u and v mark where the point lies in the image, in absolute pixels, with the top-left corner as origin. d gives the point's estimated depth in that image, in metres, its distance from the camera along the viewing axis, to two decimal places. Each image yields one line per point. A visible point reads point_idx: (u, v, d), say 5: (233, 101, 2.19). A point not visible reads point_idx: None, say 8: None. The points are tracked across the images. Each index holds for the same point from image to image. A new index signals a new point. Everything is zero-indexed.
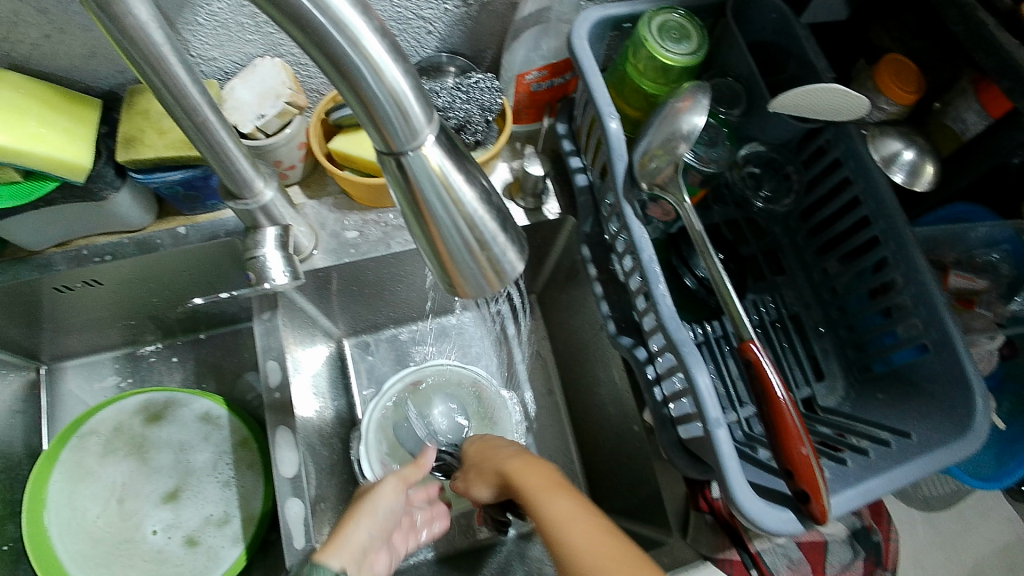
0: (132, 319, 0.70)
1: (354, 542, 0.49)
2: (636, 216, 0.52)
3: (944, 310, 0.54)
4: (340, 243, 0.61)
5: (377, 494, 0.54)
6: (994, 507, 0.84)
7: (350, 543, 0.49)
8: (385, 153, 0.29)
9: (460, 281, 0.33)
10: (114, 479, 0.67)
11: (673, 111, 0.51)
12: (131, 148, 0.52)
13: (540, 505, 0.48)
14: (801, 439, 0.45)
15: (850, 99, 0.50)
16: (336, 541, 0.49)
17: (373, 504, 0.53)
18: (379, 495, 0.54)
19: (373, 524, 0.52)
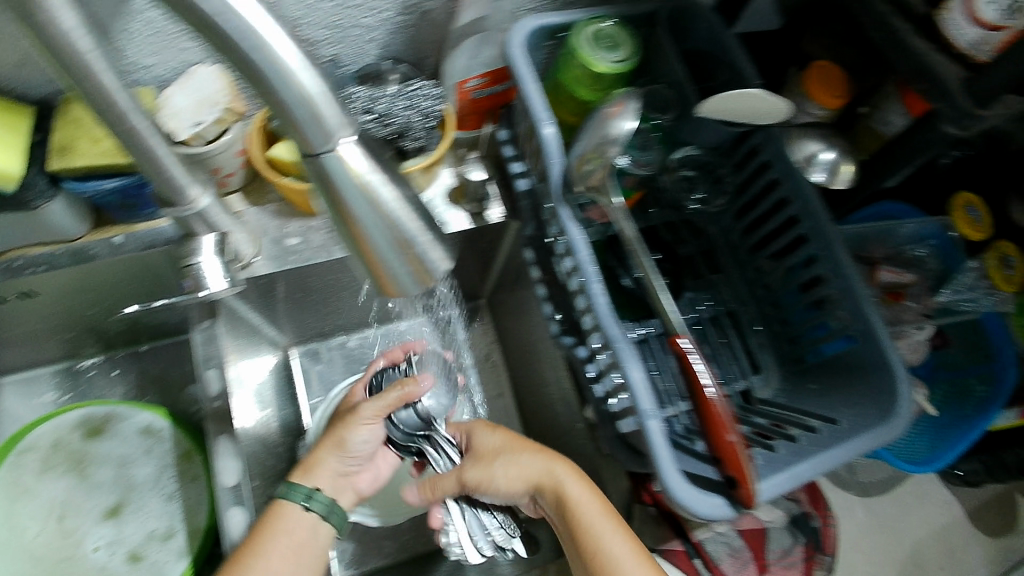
0: (70, 332, 0.69)
1: (324, 468, 0.56)
2: (572, 220, 0.54)
3: (866, 302, 0.57)
4: (282, 250, 0.61)
5: (352, 425, 0.57)
6: (929, 490, 0.88)
7: (322, 471, 0.56)
8: (305, 156, 0.30)
9: (388, 281, 0.34)
10: (53, 496, 0.65)
11: (605, 116, 0.52)
12: (64, 156, 0.51)
13: (599, 537, 0.54)
14: (729, 428, 0.48)
15: (772, 104, 0.54)
16: (308, 465, 0.56)
17: (349, 436, 0.56)
18: (355, 427, 0.56)
19: (344, 456, 0.57)
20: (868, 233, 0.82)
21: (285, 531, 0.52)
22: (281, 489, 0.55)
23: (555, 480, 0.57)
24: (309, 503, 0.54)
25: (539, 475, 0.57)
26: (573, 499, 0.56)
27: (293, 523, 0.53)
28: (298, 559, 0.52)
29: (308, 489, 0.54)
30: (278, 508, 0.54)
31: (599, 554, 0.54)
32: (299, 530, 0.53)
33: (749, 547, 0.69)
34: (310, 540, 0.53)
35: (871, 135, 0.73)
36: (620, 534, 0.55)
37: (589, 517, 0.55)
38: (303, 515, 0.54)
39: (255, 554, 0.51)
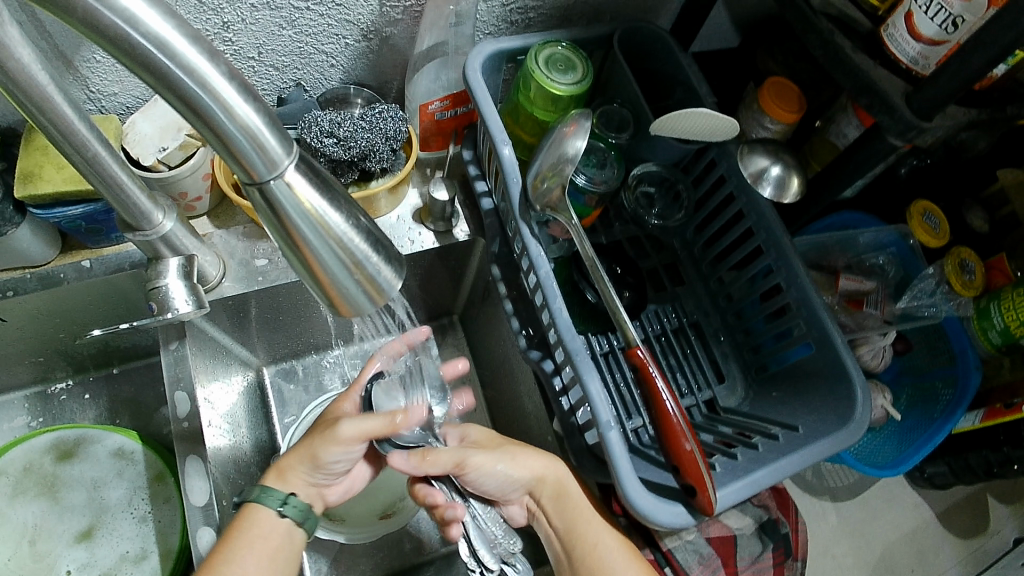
0: (39, 356, 0.69)
1: (296, 477, 0.54)
2: (533, 236, 0.55)
3: (821, 309, 0.59)
4: (249, 271, 0.62)
5: (328, 442, 0.53)
6: (899, 493, 0.90)
7: (294, 478, 0.53)
8: (249, 184, 0.31)
9: (343, 301, 0.34)
10: (25, 521, 0.65)
11: (560, 135, 0.56)
12: (29, 183, 0.52)
13: (594, 530, 0.59)
14: (685, 436, 0.50)
15: (721, 121, 0.56)
16: (280, 470, 0.54)
17: (324, 452, 0.53)
18: (331, 446, 0.53)
19: (315, 467, 0.53)
20: (828, 242, 0.84)
21: (259, 535, 0.50)
22: (254, 492, 0.52)
23: (555, 474, 0.60)
24: (284, 508, 0.51)
25: (541, 470, 0.59)
26: (571, 493, 0.59)
27: (268, 528, 0.51)
28: (274, 565, 0.49)
29: (284, 494, 0.52)
30: (250, 512, 0.51)
31: (596, 546, 0.58)
32: (273, 536, 0.51)
33: (719, 555, 0.68)
34: (285, 544, 0.51)
35: (826, 148, 0.73)
36: (608, 528, 0.59)
37: (584, 510, 0.59)
38: (277, 520, 0.51)
39: (227, 562, 0.48)
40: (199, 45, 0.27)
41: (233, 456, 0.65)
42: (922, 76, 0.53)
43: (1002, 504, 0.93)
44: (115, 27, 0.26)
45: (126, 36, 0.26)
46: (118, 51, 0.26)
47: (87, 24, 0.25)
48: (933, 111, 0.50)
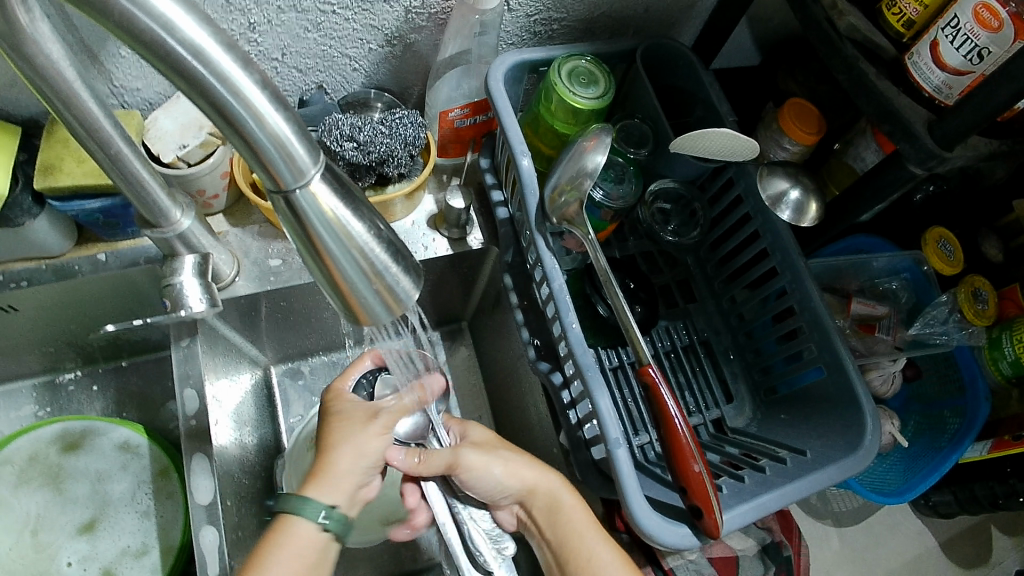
0: (50, 346, 0.69)
1: (344, 480, 0.52)
2: (548, 249, 0.55)
3: (834, 333, 0.59)
4: (263, 270, 0.62)
5: (367, 433, 0.54)
6: (903, 521, 0.89)
7: (341, 482, 0.51)
8: (274, 192, 0.31)
9: (360, 309, 0.34)
10: (29, 510, 0.65)
11: (580, 149, 0.55)
12: (48, 176, 0.52)
13: (590, 546, 0.57)
14: (694, 457, 0.50)
15: (741, 142, 0.56)
16: (322, 476, 0.51)
17: (365, 445, 0.53)
18: (371, 435, 0.54)
19: (363, 465, 0.53)
20: (842, 266, 0.84)
21: (296, 552, 0.48)
22: (294, 501, 0.49)
23: (546, 487, 0.59)
24: (325, 522, 0.49)
25: (534, 479, 0.59)
26: (563, 508, 0.58)
27: (305, 543, 0.48)
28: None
29: (325, 505, 0.50)
30: (288, 524, 0.48)
31: (590, 562, 0.56)
32: (309, 550, 0.48)
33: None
34: (319, 560, 0.49)
35: (843, 171, 0.72)
36: (608, 544, 0.58)
37: (578, 524, 0.58)
38: (315, 533, 0.49)
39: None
40: (234, 54, 0.27)
41: (239, 455, 0.65)
42: (946, 106, 0.53)
43: (1006, 535, 0.92)
44: (151, 32, 0.26)
45: (161, 41, 0.26)
46: (152, 55, 0.27)
47: (122, 27, 0.26)
48: (954, 141, 0.50)
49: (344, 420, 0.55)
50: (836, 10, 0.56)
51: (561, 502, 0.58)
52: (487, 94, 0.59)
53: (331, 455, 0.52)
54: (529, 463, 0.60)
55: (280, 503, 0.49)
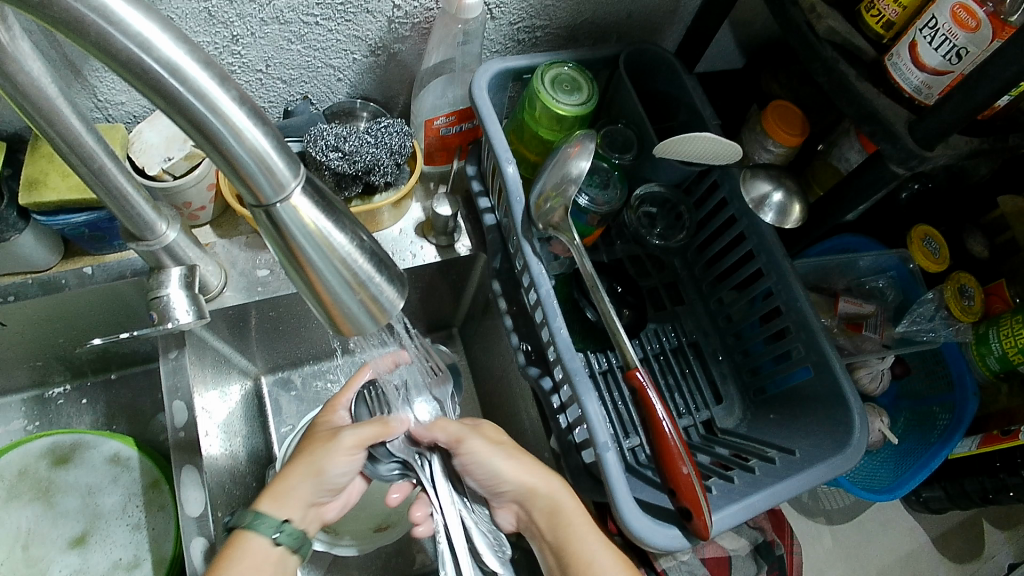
0: (38, 361, 0.69)
1: (298, 496, 0.54)
2: (535, 254, 0.55)
3: (819, 333, 0.59)
4: (250, 281, 0.62)
5: (332, 454, 0.55)
6: (895, 517, 0.90)
7: (294, 500, 0.53)
8: (255, 205, 0.31)
9: (345, 320, 0.35)
10: (19, 526, 0.65)
11: (564, 156, 0.56)
12: (33, 191, 0.52)
13: (590, 550, 0.56)
14: (682, 460, 0.50)
15: (724, 147, 0.57)
16: (279, 491, 0.53)
17: (326, 464, 0.55)
18: (336, 457, 0.55)
19: (320, 484, 0.55)
20: (831, 265, 0.85)
21: (253, 563, 0.49)
22: (248, 517, 0.51)
23: (548, 487, 0.58)
24: (279, 536, 0.51)
25: (536, 479, 0.58)
26: (563, 510, 0.57)
27: (260, 557, 0.50)
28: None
29: (279, 520, 0.52)
30: (243, 538, 0.50)
31: (589, 566, 0.55)
32: (264, 563, 0.50)
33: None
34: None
35: (828, 172, 0.73)
36: (608, 549, 0.57)
37: (578, 527, 0.57)
38: (269, 548, 0.51)
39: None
40: (211, 70, 0.28)
41: (230, 466, 0.65)
42: (925, 106, 0.54)
43: (997, 529, 0.93)
44: (128, 51, 0.26)
45: (138, 60, 0.26)
46: (130, 73, 0.27)
47: (99, 46, 0.26)
48: (935, 141, 0.51)
49: (319, 442, 0.56)
50: (815, 14, 0.57)
51: (560, 505, 0.58)
52: (471, 102, 0.59)
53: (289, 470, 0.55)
54: (531, 464, 0.59)
55: (235, 520, 0.52)
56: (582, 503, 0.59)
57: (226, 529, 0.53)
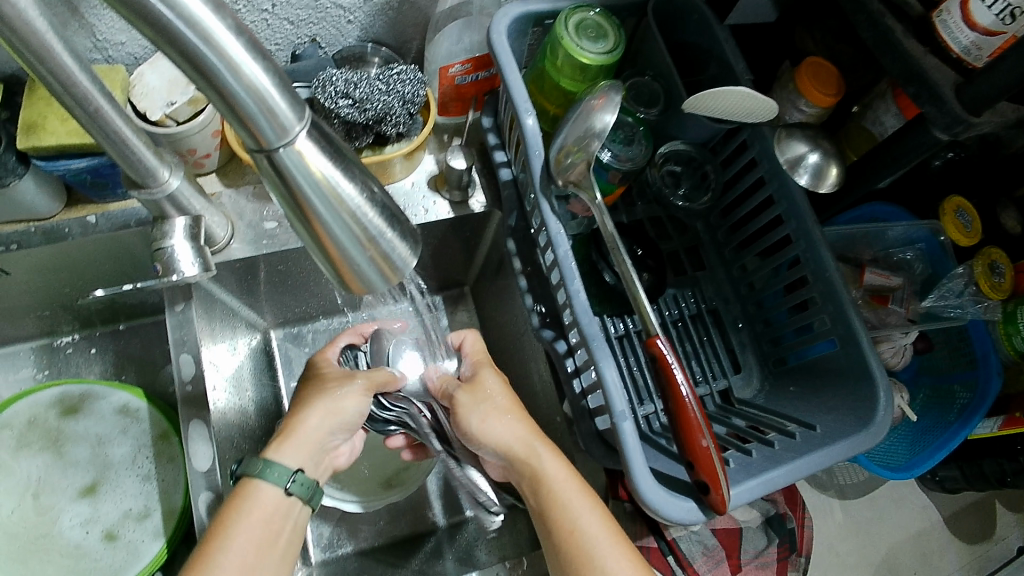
0: (45, 310, 0.68)
1: (312, 439, 0.54)
2: (553, 212, 0.53)
3: (847, 305, 0.57)
4: (257, 233, 0.60)
5: (346, 393, 0.56)
6: (909, 496, 0.87)
7: (307, 441, 0.53)
8: (256, 150, 0.29)
9: (354, 277, 0.33)
10: (29, 474, 0.65)
11: (588, 108, 0.53)
12: (31, 134, 0.50)
13: (575, 514, 0.52)
14: (702, 432, 0.48)
15: (756, 100, 0.53)
16: (288, 436, 0.53)
17: (341, 404, 0.56)
18: (351, 394, 0.57)
19: (336, 423, 0.56)
20: (857, 235, 0.82)
21: (261, 515, 0.49)
22: (256, 466, 0.51)
23: (529, 453, 0.55)
24: (291, 486, 0.51)
25: (517, 442, 0.56)
26: (547, 472, 0.54)
27: (271, 506, 0.50)
28: (270, 549, 0.48)
29: (290, 470, 0.51)
30: (252, 488, 0.50)
31: (574, 531, 0.51)
32: (271, 514, 0.49)
33: (723, 547, 0.67)
34: (286, 525, 0.50)
35: (863, 136, 0.69)
36: (596, 513, 0.52)
37: (564, 491, 0.53)
38: (281, 497, 0.50)
39: (223, 543, 0.46)
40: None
41: (240, 419, 0.64)
42: (974, 69, 0.49)
43: (1009, 511, 0.91)
44: None
45: None
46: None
47: None
48: (983, 107, 0.47)
49: (324, 386, 0.57)
50: None
51: (543, 469, 0.54)
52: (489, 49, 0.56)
53: (301, 413, 0.54)
54: (516, 426, 0.57)
55: (243, 468, 0.51)
56: (569, 469, 0.55)
57: (235, 475, 0.52)
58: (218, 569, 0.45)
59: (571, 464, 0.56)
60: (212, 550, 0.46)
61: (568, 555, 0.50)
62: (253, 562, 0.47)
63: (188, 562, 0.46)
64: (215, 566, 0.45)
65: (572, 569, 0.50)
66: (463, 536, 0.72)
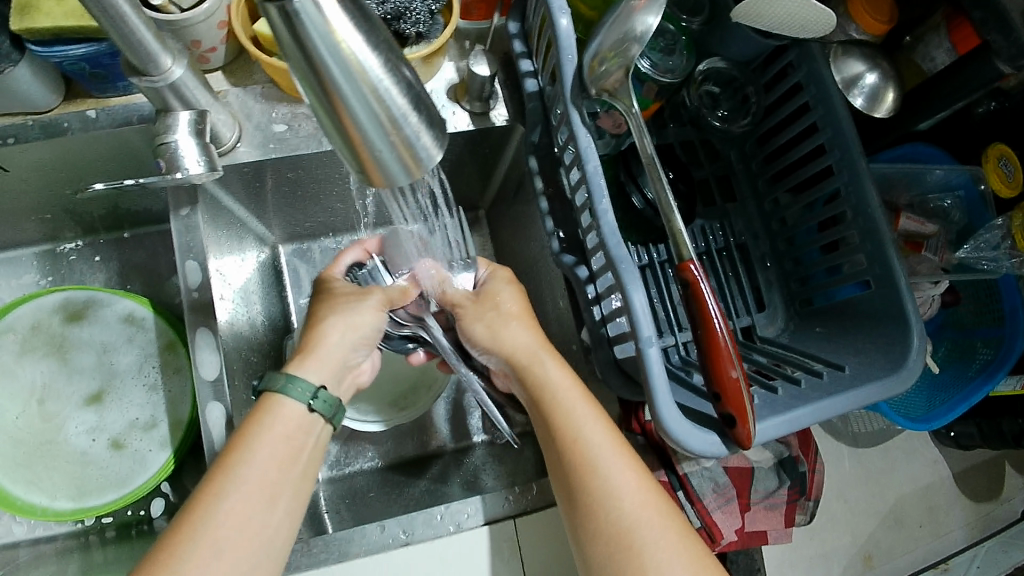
0: (48, 213, 0.66)
1: (335, 356, 0.52)
2: (583, 124, 0.49)
3: (889, 245, 0.54)
4: (266, 136, 0.57)
5: (361, 307, 0.54)
6: (920, 447, 0.83)
7: (330, 357, 0.52)
8: (269, 3, 0.25)
9: (374, 168, 0.30)
10: (34, 380, 0.64)
11: (628, 10, 0.47)
12: (25, 15, 0.47)
13: (579, 423, 0.51)
14: (732, 362, 0.46)
15: (811, 10, 0.49)
16: (312, 351, 0.52)
17: (360, 318, 0.54)
18: (368, 309, 0.55)
19: (357, 338, 0.54)
20: (896, 176, 0.77)
21: (285, 431, 0.47)
22: (279, 382, 0.49)
23: (533, 361, 0.54)
24: (313, 402, 0.49)
25: (520, 350, 0.55)
26: (551, 381, 0.53)
27: (294, 423, 0.48)
28: (293, 467, 0.47)
29: (314, 386, 0.50)
30: (273, 403, 0.48)
31: (578, 441, 0.50)
32: (296, 432, 0.48)
33: (734, 485, 0.65)
34: (308, 442, 0.49)
35: (913, 72, 0.64)
36: (600, 423, 0.51)
37: (568, 402, 0.52)
38: (303, 414, 0.49)
39: (245, 456, 0.45)
40: None
41: (249, 332, 0.63)
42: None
43: (1019, 473, 0.88)
44: None
45: None
46: None
47: None
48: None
49: (336, 300, 0.55)
50: None
51: (548, 378, 0.53)
52: None
53: (321, 330, 0.53)
54: (523, 333, 0.55)
55: (265, 383, 0.49)
56: (575, 379, 0.54)
57: (256, 389, 0.51)
58: (239, 482, 0.44)
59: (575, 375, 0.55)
60: (232, 463, 0.45)
61: (572, 464, 0.50)
62: (274, 478, 0.46)
63: (209, 474, 0.45)
64: (236, 480, 0.44)
65: (574, 477, 0.49)
66: (468, 463, 0.71)
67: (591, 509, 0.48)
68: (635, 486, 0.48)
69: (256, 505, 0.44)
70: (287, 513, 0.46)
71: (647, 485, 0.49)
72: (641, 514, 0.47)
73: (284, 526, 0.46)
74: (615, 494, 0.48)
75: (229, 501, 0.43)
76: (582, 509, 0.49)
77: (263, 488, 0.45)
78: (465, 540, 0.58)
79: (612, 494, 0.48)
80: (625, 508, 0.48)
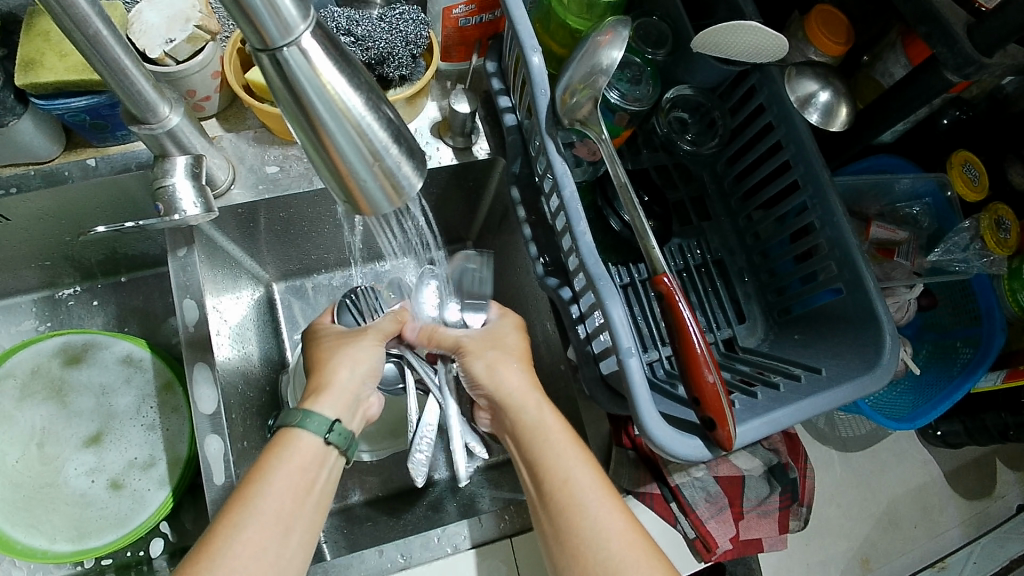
0: (47, 260, 0.68)
1: (347, 390, 0.54)
2: (558, 152, 0.52)
3: (856, 254, 0.56)
4: (259, 177, 0.60)
5: (362, 343, 0.57)
6: (910, 449, 0.85)
7: (342, 393, 0.54)
8: (260, 50, 0.28)
9: (360, 196, 0.32)
10: (33, 424, 0.65)
11: (594, 44, 0.52)
12: (29, 71, 0.49)
13: (568, 466, 0.52)
14: (709, 367, 0.48)
15: (767, 36, 0.52)
16: (325, 389, 0.53)
17: (363, 353, 0.57)
18: (368, 344, 0.57)
19: (366, 371, 0.56)
20: (863, 187, 0.80)
21: (301, 462, 0.49)
22: (297, 416, 0.51)
23: (529, 402, 0.57)
24: (330, 434, 0.51)
25: (518, 393, 0.57)
26: (542, 425, 0.55)
27: (309, 455, 0.50)
28: (307, 496, 0.48)
29: (330, 420, 0.51)
30: (292, 437, 0.50)
31: (566, 482, 0.52)
32: (311, 462, 0.49)
33: (726, 494, 0.67)
34: (323, 475, 0.50)
35: (869, 86, 0.67)
36: (588, 466, 0.53)
37: (558, 444, 0.54)
38: (320, 446, 0.50)
39: (262, 489, 0.46)
40: None
41: (245, 369, 0.64)
42: (983, 9, 0.52)
43: (1010, 469, 0.90)
44: None
45: None
46: None
47: None
48: (994, 47, 0.49)
49: (336, 342, 0.57)
50: None
51: (540, 420, 0.55)
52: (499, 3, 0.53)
53: (329, 369, 0.55)
54: (521, 376, 0.58)
55: (282, 419, 0.51)
56: (566, 425, 0.56)
57: (273, 428, 0.52)
58: (256, 514, 0.45)
59: (563, 419, 0.57)
60: (250, 495, 0.46)
61: (559, 504, 0.51)
62: (290, 507, 0.47)
63: (225, 509, 0.46)
64: (255, 512, 0.45)
65: (561, 517, 0.51)
66: (466, 487, 0.72)
67: (578, 550, 0.49)
68: (621, 526, 0.50)
69: (269, 533, 0.45)
70: (301, 542, 0.47)
71: (631, 527, 0.50)
72: (627, 554, 0.49)
73: (298, 554, 0.46)
74: (603, 534, 0.49)
75: (246, 531, 0.44)
76: (569, 550, 0.50)
77: (279, 521, 0.46)
78: (464, 561, 0.60)
79: (600, 534, 0.49)
80: (613, 548, 0.49)
